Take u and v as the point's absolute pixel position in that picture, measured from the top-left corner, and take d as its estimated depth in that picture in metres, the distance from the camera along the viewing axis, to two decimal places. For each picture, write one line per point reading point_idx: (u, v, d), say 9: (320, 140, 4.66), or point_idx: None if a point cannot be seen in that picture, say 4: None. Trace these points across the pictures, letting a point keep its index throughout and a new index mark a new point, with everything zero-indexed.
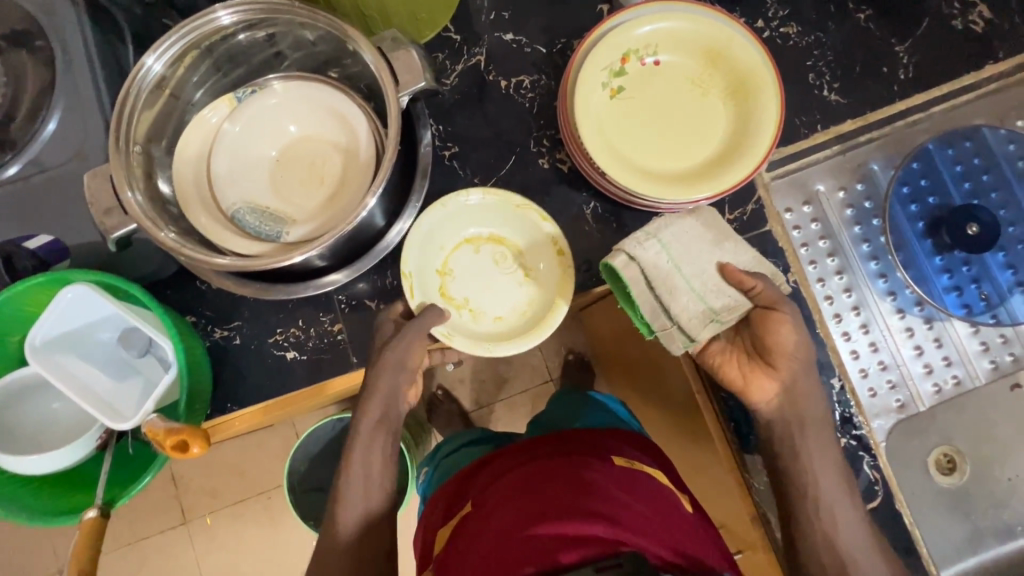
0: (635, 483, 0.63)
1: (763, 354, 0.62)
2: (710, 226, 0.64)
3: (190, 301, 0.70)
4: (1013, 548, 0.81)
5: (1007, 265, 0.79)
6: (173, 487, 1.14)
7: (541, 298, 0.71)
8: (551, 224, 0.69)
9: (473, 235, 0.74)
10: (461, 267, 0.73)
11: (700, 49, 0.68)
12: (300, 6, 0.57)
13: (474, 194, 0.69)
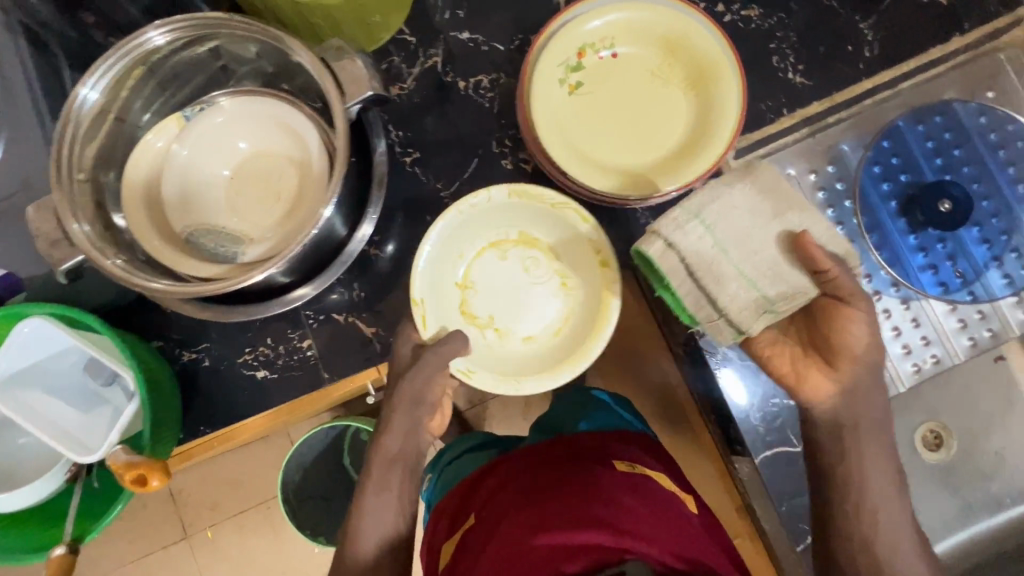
0: (640, 489, 0.62)
1: (822, 349, 0.58)
2: (768, 193, 0.58)
3: (156, 326, 0.69)
4: (1002, 520, 0.81)
5: (982, 240, 0.78)
6: (171, 503, 1.13)
7: (577, 311, 0.71)
8: (590, 226, 0.68)
9: (499, 241, 0.72)
10: (485, 275, 0.72)
11: (657, 39, 0.67)
12: (236, 19, 0.56)
13: (497, 192, 0.67)
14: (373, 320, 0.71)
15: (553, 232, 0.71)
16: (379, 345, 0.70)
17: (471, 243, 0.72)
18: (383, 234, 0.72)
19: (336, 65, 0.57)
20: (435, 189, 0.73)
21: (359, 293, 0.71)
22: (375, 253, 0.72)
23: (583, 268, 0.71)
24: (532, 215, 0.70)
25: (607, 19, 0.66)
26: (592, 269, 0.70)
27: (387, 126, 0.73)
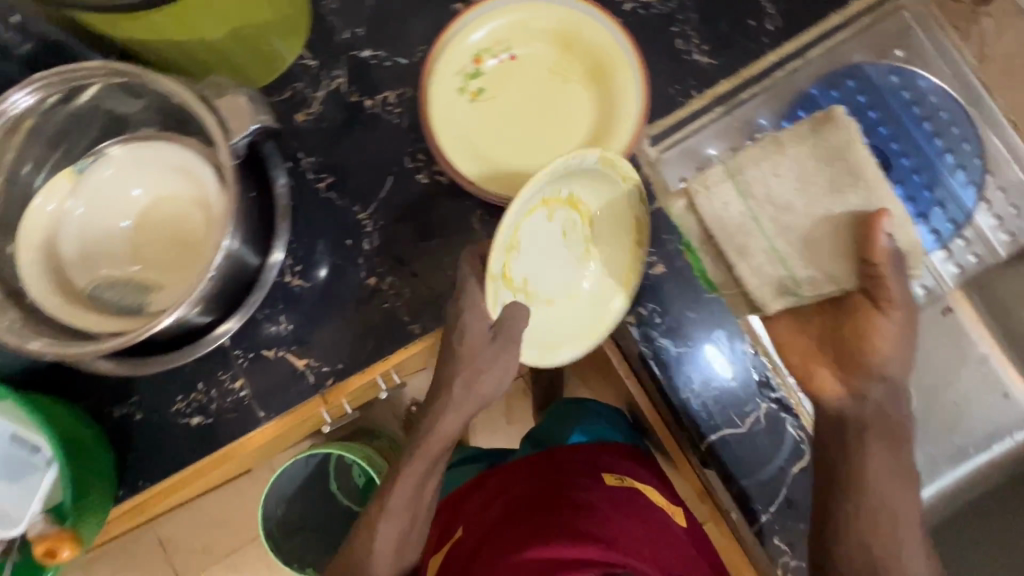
0: (628, 504, 0.71)
1: (853, 338, 0.61)
2: (843, 166, 0.58)
3: (86, 385, 0.69)
4: (968, 471, 0.82)
5: (907, 199, 0.77)
6: (162, 550, 1.12)
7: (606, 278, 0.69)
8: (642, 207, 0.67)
9: (551, 199, 0.65)
10: (531, 235, 0.66)
11: (553, 36, 0.66)
12: (94, 67, 0.55)
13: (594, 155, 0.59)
14: (304, 352, 0.70)
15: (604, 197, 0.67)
16: (312, 377, 0.69)
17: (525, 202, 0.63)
18: (305, 264, 0.71)
19: (216, 99, 0.56)
20: (353, 212, 0.72)
21: (287, 325, 0.70)
22: (300, 284, 0.71)
23: (615, 236, 0.69)
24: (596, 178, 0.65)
25: (501, 24, 0.66)
26: (625, 242, 0.69)
27: (297, 154, 0.72)
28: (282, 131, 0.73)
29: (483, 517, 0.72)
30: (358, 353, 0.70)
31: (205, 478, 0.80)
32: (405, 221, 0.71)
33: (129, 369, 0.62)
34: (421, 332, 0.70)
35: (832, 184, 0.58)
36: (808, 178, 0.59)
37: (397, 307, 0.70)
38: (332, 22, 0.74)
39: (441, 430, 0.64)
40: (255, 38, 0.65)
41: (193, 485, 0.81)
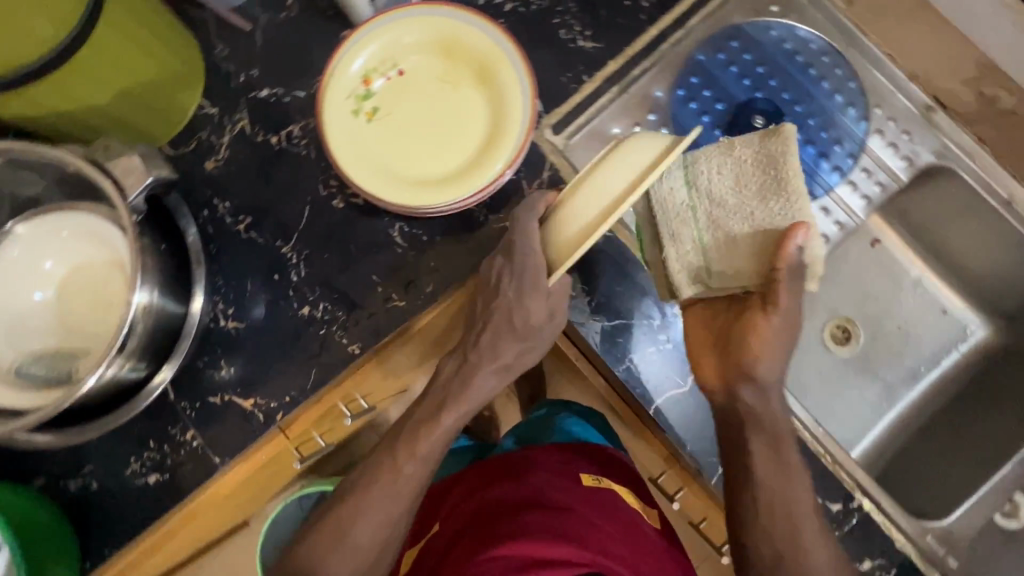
0: (604, 502, 0.68)
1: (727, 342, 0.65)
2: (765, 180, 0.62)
3: (40, 462, 0.69)
4: (920, 387, 0.93)
5: (805, 143, 0.82)
6: None
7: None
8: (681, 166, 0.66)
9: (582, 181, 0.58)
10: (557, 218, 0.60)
11: (436, 47, 0.69)
12: None
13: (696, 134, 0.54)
14: (249, 392, 0.70)
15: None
16: (261, 415, 0.70)
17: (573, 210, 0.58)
18: (237, 306, 0.72)
19: (111, 160, 0.57)
20: (276, 247, 0.73)
21: (228, 369, 0.71)
22: (235, 327, 0.72)
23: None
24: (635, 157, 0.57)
25: (383, 44, 0.68)
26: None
27: (213, 201, 0.74)
28: (195, 182, 0.74)
29: (459, 522, 0.68)
30: (302, 384, 0.71)
31: (190, 537, 0.81)
32: (329, 247, 0.72)
33: (65, 439, 0.62)
34: (361, 351, 0.71)
35: (759, 190, 0.62)
36: (743, 178, 0.63)
37: (334, 331, 0.71)
38: (226, 68, 0.76)
39: (413, 433, 0.63)
40: (144, 96, 0.67)
41: (179, 548, 0.81)
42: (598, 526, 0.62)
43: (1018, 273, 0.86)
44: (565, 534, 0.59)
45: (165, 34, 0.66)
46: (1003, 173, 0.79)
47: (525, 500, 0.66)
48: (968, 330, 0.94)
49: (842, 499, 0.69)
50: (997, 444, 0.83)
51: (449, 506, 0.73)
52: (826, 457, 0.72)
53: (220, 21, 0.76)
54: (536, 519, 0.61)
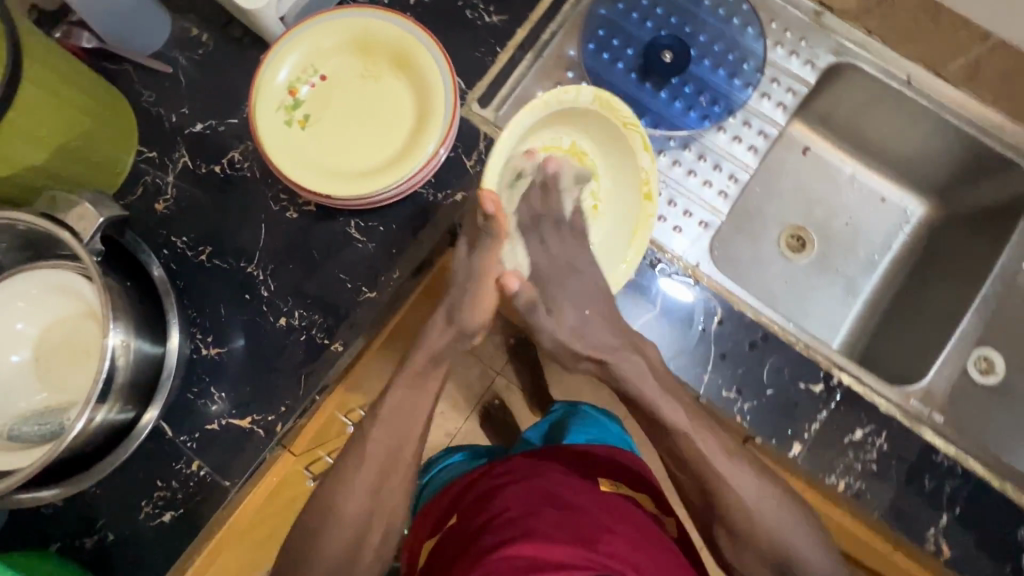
0: (620, 508, 0.68)
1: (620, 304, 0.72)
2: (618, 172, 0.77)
3: (50, 529, 0.69)
4: (879, 274, 0.98)
5: (716, 67, 0.87)
6: None
7: (615, 219, 0.75)
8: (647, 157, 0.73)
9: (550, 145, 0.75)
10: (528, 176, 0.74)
11: (351, 47, 0.72)
12: None
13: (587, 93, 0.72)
14: (244, 411, 0.72)
15: (613, 151, 0.75)
16: (261, 430, 0.71)
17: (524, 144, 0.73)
18: (215, 333, 0.73)
19: (60, 212, 0.59)
20: (242, 268, 0.75)
21: (220, 394, 0.72)
22: (218, 353, 0.73)
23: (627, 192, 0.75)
24: (597, 126, 0.75)
25: (300, 53, 0.71)
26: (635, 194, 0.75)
27: (170, 239, 0.75)
28: (149, 225, 0.76)
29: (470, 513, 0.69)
30: (295, 392, 0.72)
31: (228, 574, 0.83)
32: (293, 256, 0.75)
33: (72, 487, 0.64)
34: (344, 348, 0.73)
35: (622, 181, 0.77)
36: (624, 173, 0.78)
37: (314, 335, 0.73)
38: (156, 112, 0.78)
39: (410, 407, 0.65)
40: (83, 150, 0.69)
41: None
42: (607, 531, 0.62)
43: (935, 146, 0.91)
44: (577, 538, 0.60)
45: (89, 87, 0.68)
46: (897, 56, 0.86)
47: (538, 497, 0.67)
48: (907, 212, 0.99)
49: (822, 380, 0.73)
50: (956, 302, 0.87)
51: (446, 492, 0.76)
52: (803, 347, 0.75)
53: (142, 69, 0.79)
54: (547, 519, 0.62)
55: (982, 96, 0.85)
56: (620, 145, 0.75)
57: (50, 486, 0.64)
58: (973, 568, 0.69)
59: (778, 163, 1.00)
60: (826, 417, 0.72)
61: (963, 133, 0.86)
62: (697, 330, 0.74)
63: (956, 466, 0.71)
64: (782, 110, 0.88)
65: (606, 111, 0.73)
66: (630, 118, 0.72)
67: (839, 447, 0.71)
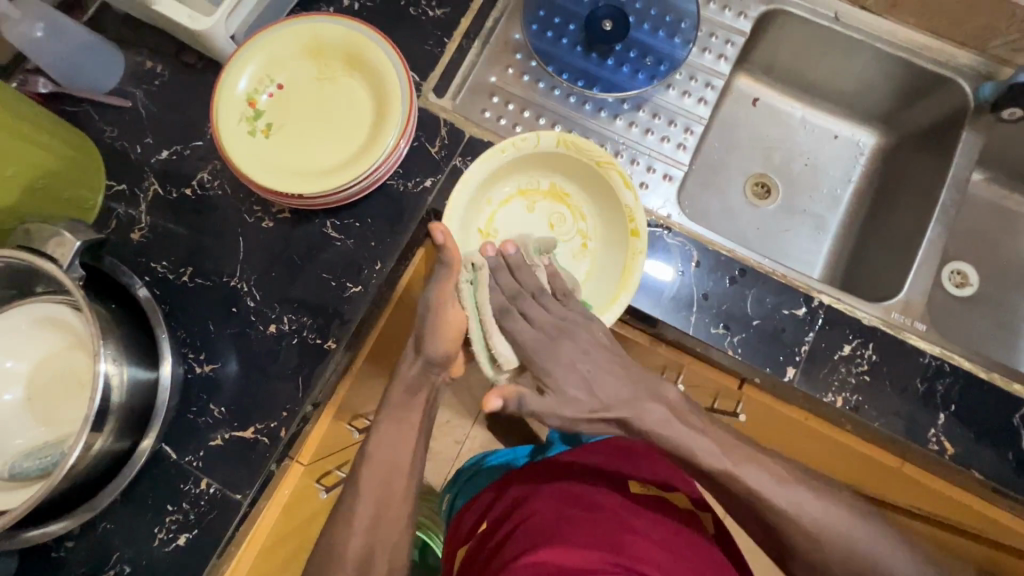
0: (649, 513, 0.67)
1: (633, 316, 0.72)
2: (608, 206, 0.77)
3: (63, 572, 0.68)
4: (844, 206, 1.02)
5: (655, 31, 0.91)
6: None
7: (605, 258, 0.76)
8: (631, 192, 0.74)
9: (528, 189, 0.79)
10: (508, 219, 0.78)
11: (303, 54, 0.75)
12: None
13: (551, 139, 0.75)
14: (246, 422, 0.72)
15: (594, 189, 0.77)
16: (265, 438, 0.71)
17: (499, 190, 0.78)
18: (207, 350, 0.74)
19: (37, 243, 0.60)
20: (225, 283, 0.75)
21: (220, 410, 0.72)
22: (212, 369, 0.73)
23: (615, 229, 0.76)
24: (572, 166, 0.77)
25: (255, 66, 0.73)
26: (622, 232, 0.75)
27: (150, 265, 0.76)
28: (127, 254, 0.76)
29: (495, 527, 0.69)
30: (294, 396, 0.72)
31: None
32: (275, 264, 0.76)
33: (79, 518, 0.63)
34: (337, 345, 0.74)
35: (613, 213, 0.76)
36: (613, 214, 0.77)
37: (306, 337, 0.74)
38: (120, 145, 0.79)
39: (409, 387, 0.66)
40: (51, 187, 0.69)
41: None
42: (633, 534, 0.61)
43: (873, 75, 0.95)
44: (602, 541, 0.59)
45: (50, 125, 0.69)
46: None
47: (566, 504, 0.67)
48: (859, 144, 1.03)
49: (804, 304, 0.75)
50: (918, 216, 0.91)
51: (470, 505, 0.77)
52: (780, 275, 0.77)
53: (100, 107, 0.80)
54: (573, 523, 0.62)
55: (906, 21, 0.89)
56: (599, 183, 0.76)
57: (56, 520, 0.63)
58: (978, 460, 0.70)
59: (731, 117, 1.04)
60: (813, 338, 0.74)
61: (895, 57, 0.91)
62: (676, 275, 0.76)
63: (945, 365, 0.73)
64: (724, 62, 0.92)
65: (575, 152, 0.75)
66: (603, 157, 0.74)
67: (832, 364, 0.73)
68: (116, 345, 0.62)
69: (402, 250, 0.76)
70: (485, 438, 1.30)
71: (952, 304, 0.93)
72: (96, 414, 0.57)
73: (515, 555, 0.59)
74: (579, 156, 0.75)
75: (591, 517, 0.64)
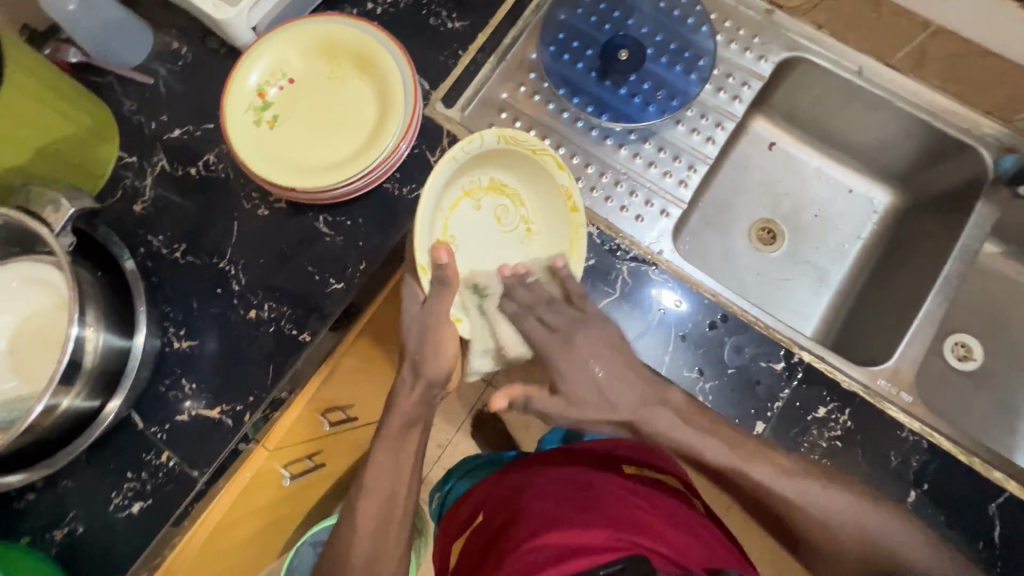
0: (643, 489, 0.68)
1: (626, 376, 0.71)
2: (551, 196, 0.74)
3: (21, 522, 0.71)
4: (849, 263, 0.99)
5: (672, 65, 0.91)
6: None
7: (548, 239, 0.75)
8: (565, 172, 0.72)
9: (472, 188, 0.75)
10: (461, 224, 0.74)
11: (316, 53, 0.77)
12: None
13: (483, 135, 0.70)
14: (214, 401, 0.73)
15: (529, 175, 0.75)
16: (230, 419, 0.73)
17: (445, 195, 0.74)
18: (188, 327, 0.76)
19: (35, 206, 0.63)
20: (215, 264, 0.77)
21: (191, 385, 0.74)
22: (190, 346, 0.75)
23: (555, 212, 0.74)
24: (507, 157, 0.74)
25: (268, 59, 0.75)
26: (562, 210, 0.73)
27: (147, 237, 0.78)
28: (127, 224, 0.79)
29: (490, 517, 0.71)
30: (263, 382, 0.74)
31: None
32: (264, 251, 0.77)
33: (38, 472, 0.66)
34: (312, 338, 0.75)
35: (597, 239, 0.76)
36: (550, 201, 0.74)
37: (283, 326, 0.75)
38: (136, 119, 0.82)
39: None
40: (63, 153, 0.73)
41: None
42: (635, 510, 0.62)
43: (893, 133, 0.93)
44: (606, 518, 0.60)
45: (71, 95, 0.72)
46: (847, 49, 0.89)
47: (561, 485, 0.68)
48: (874, 202, 1.01)
49: (783, 358, 0.74)
50: (920, 284, 0.88)
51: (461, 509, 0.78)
52: (759, 323, 0.76)
53: (124, 81, 0.83)
54: (573, 506, 0.63)
55: (931, 83, 0.87)
56: (534, 169, 0.74)
57: (18, 470, 0.66)
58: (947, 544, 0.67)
59: (744, 158, 1.03)
60: (789, 395, 0.73)
61: (916, 119, 0.88)
62: (657, 312, 0.76)
63: (923, 442, 0.71)
64: (738, 103, 0.91)
65: (510, 144, 0.72)
66: (536, 145, 0.71)
67: (803, 425, 0.72)
68: (95, 310, 0.65)
69: (388, 253, 0.77)
70: (466, 445, 1.30)
71: (952, 376, 0.90)
72: (62, 375, 0.60)
73: (519, 541, 0.61)
74: (513, 147, 0.72)
75: (590, 497, 0.65)
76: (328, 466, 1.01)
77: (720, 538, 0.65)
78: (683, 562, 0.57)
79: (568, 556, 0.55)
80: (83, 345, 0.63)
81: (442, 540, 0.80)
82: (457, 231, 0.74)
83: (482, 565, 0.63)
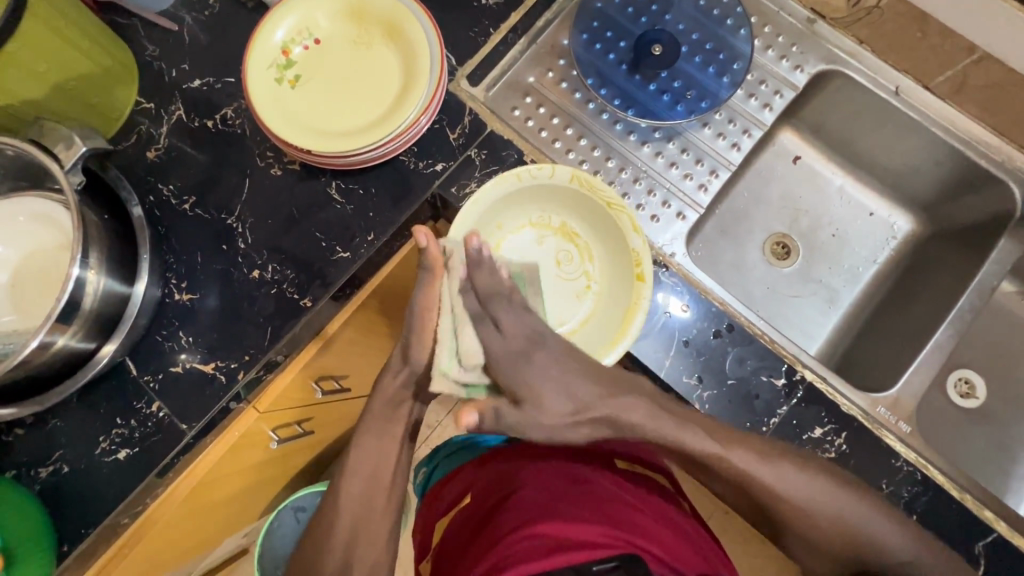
0: (638, 485, 0.68)
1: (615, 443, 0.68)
2: (618, 265, 0.75)
3: (9, 455, 0.72)
4: (862, 287, 0.97)
5: (705, 65, 0.89)
6: None
7: (602, 317, 0.73)
8: (639, 238, 0.72)
9: (539, 223, 0.78)
10: (516, 249, 0.77)
11: (345, 16, 0.75)
12: None
13: (565, 173, 0.74)
14: (209, 357, 0.73)
15: (603, 233, 0.75)
16: (223, 376, 0.72)
17: (510, 216, 0.77)
18: (190, 280, 0.75)
19: (48, 140, 0.62)
20: (223, 220, 0.77)
21: (188, 338, 0.74)
22: (190, 300, 0.75)
23: (620, 276, 0.74)
24: (580, 203, 0.76)
25: (296, 17, 0.74)
26: (628, 277, 0.73)
27: (157, 186, 0.78)
28: (138, 171, 0.78)
29: (480, 499, 0.71)
30: (260, 342, 0.73)
31: (193, 535, 0.85)
32: (271, 212, 0.77)
33: (29, 408, 0.66)
34: (313, 304, 0.74)
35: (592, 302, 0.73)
36: (616, 267, 0.75)
37: (285, 289, 0.74)
38: (157, 66, 0.81)
39: None
40: (81, 92, 0.72)
41: (185, 549, 0.87)
42: (629, 508, 0.62)
43: (922, 159, 0.90)
44: (600, 515, 0.60)
45: (94, 34, 0.71)
46: (886, 66, 0.86)
47: (555, 475, 0.68)
48: (894, 227, 0.99)
49: (785, 374, 0.73)
50: (931, 315, 0.87)
51: (445, 489, 0.79)
52: (763, 335, 0.75)
53: (149, 26, 0.82)
54: (566, 498, 0.62)
55: (968, 110, 0.84)
56: (609, 227, 0.75)
57: (6, 404, 0.66)
58: None
59: (768, 169, 1.01)
60: (786, 412, 0.72)
61: (949, 146, 0.85)
62: (661, 314, 0.75)
63: (916, 473, 0.70)
64: (769, 112, 0.90)
65: (587, 190, 0.74)
66: (612, 198, 0.73)
67: (797, 444, 0.71)
68: (99, 253, 0.64)
69: (398, 228, 0.76)
70: (455, 429, 1.30)
71: (953, 411, 0.88)
72: (60, 313, 0.59)
73: (512, 527, 0.60)
74: (590, 195, 0.74)
75: (583, 492, 0.64)
76: (317, 433, 1.01)
77: (708, 541, 0.65)
78: (673, 562, 0.57)
79: (560, 550, 0.55)
80: (83, 287, 0.62)
81: (426, 515, 0.79)
82: (509, 253, 0.76)
83: (469, 547, 0.63)
